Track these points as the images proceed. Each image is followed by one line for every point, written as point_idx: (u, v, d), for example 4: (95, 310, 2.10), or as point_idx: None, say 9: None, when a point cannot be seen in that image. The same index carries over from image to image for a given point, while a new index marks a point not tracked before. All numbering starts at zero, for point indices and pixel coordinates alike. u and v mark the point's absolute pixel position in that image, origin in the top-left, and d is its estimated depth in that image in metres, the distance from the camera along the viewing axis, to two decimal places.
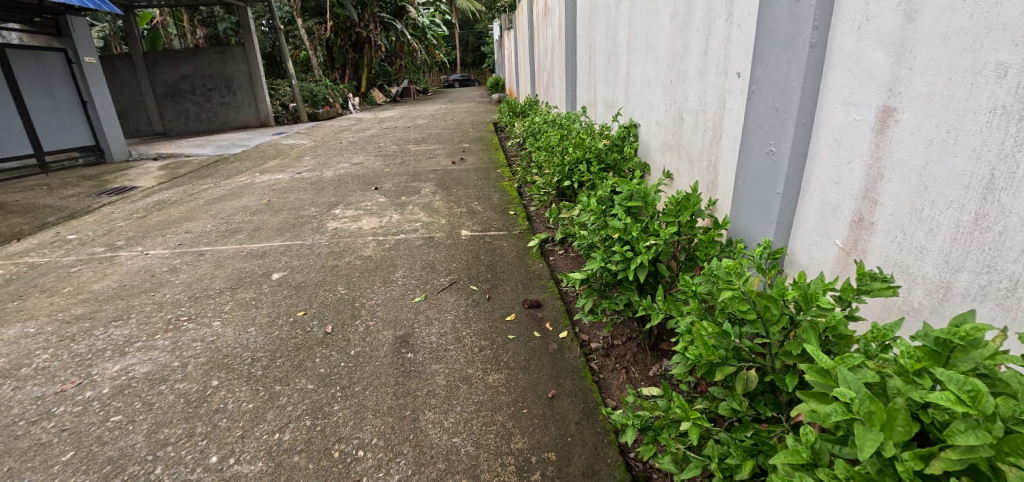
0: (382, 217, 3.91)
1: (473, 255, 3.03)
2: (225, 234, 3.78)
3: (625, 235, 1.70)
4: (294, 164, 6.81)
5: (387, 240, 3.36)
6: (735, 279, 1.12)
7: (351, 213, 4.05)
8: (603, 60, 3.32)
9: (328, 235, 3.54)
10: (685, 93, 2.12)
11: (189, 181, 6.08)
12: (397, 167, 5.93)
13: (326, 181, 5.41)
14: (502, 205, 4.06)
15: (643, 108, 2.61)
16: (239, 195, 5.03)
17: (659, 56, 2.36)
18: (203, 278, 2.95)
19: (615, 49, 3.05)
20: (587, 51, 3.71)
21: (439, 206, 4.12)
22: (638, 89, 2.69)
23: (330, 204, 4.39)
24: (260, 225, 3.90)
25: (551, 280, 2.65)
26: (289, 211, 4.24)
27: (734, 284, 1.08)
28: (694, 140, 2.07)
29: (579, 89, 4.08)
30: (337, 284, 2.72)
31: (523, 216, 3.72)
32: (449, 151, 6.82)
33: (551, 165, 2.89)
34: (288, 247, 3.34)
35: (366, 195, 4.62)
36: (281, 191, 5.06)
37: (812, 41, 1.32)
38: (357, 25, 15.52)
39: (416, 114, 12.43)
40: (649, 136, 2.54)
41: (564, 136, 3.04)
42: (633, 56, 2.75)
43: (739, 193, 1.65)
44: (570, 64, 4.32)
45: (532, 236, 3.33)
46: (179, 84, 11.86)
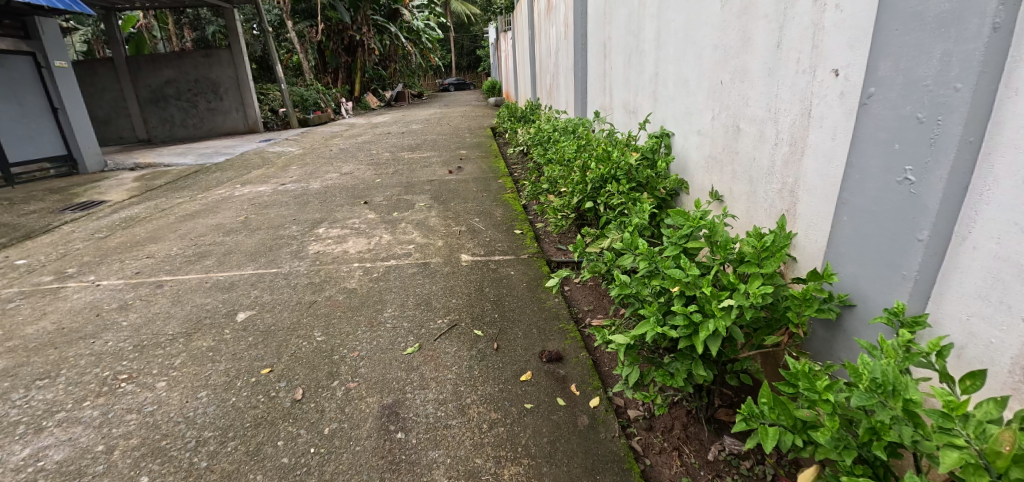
0: (371, 238, 3.47)
1: (475, 286, 2.58)
2: (191, 260, 3.34)
3: (690, 290, 1.24)
4: (279, 173, 6.36)
5: (375, 267, 2.92)
6: (952, 430, 0.86)
7: (335, 233, 3.61)
8: (623, 59, 2.89)
9: (308, 260, 3.10)
10: (743, 96, 1.68)
11: (164, 194, 5.62)
12: (389, 177, 5.49)
13: (311, 193, 4.97)
14: (506, 222, 3.62)
15: (679, 114, 2.17)
16: (215, 211, 4.57)
17: (702, 51, 1.93)
18: (156, 320, 2.51)
19: (638, 45, 2.62)
20: (602, 50, 3.28)
21: (435, 224, 3.68)
22: (671, 92, 2.25)
23: (313, 221, 3.94)
24: (232, 249, 3.46)
25: (572, 323, 2.20)
26: (267, 230, 3.79)
27: (967, 445, 0.82)
28: (756, 156, 1.63)
29: (592, 94, 3.65)
30: (312, 327, 2.27)
31: (531, 236, 3.28)
32: (445, 159, 6.39)
33: (567, 182, 2.45)
34: (260, 277, 2.90)
35: (354, 210, 4.18)
36: (261, 205, 4.61)
37: (994, 22, 0.88)
38: (349, 27, 15.11)
39: (411, 119, 12.01)
40: (688, 148, 2.10)
41: (581, 149, 2.59)
42: (663, 52, 2.31)
43: (844, 232, 1.21)
44: (579, 64, 3.89)
45: (543, 261, 2.89)
46: (162, 90, 11.37)
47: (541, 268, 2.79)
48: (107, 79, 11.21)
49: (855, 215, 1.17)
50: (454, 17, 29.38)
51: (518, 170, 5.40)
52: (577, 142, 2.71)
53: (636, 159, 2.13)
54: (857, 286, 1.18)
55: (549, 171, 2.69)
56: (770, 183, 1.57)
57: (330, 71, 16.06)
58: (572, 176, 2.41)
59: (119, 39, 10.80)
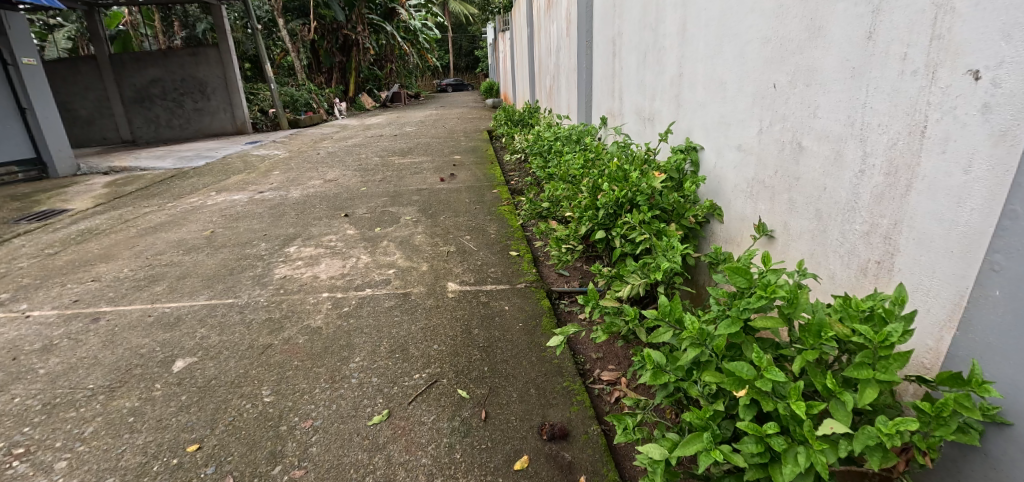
0: (347, 260, 3.05)
1: (462, 326, 2.17)
2: (141, 285, 2.91)
3: (766, 400, 0.85)
4: (259, 179, 5.93)
5: (346, 298, 2.50)
6: None
7: (307, 253, 3.18)
8: (636, 57, 2.49)
9: (271, 289, 2.67)
10: (808, 104, 1.30)
11: (132, 202, 5.19)
12: (376, 185, 5.06)
13: (289, 203, 4.54)
14: (501, 241, 3.22)
15: (710, 125, 1.78)
16: (181, 223, 4.14)
17: (746, 47, 1.54)
18: (79, 367, 2.08)
19: (656, 40, 2.21)
20: (611, 49, 2.87)
21: (421, 242, 3.27)
22: (699, 98, 1.86)
23: (285, 238, 3.52)
24: (190, 272, 3.03)
25: (579, 380, 1.80)
26: (232, 249, 3.37)
27: None
28: (828, 183, 1.26)
29: (598, 99, 3.24)
30: (260, 383, 1.85)
31: (528, 261, 2.88)
32: (437, 164, 5.98)
33: (569, 206, 2.02)
34: (212, 310, 2.48)
35: (333, 225, 3.75)
36: (233, 216, 4.19)
37: None
38: (344, 26, 14.71)
39: (405, 121, 11.61)
40: (722, 168, 1.72)
41: (585, 166, 2.18)
42: (689, 49, 1.91)
43: (998, 317, 0.87)
44: (583, 64, 3.49)
45: (541, 291, 2.49)
46: (147, 89, 10.93)
47: (542, 302, 2.38)
48: (90, 77, 10.75)
49: (1017, 288, 0.84)
50: (452, 17, 28.93)
51: (515, 179, 4.99)
52: (579, 157, 2.29)
53: (659, 182, 1.72)
54: (1018, 395, 0.85)
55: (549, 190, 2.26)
56: (853, 222, 1.19)
57: (324, 71, 15.63)
58: (578, 198, 1.99)
59: (102, 36, 10.35)
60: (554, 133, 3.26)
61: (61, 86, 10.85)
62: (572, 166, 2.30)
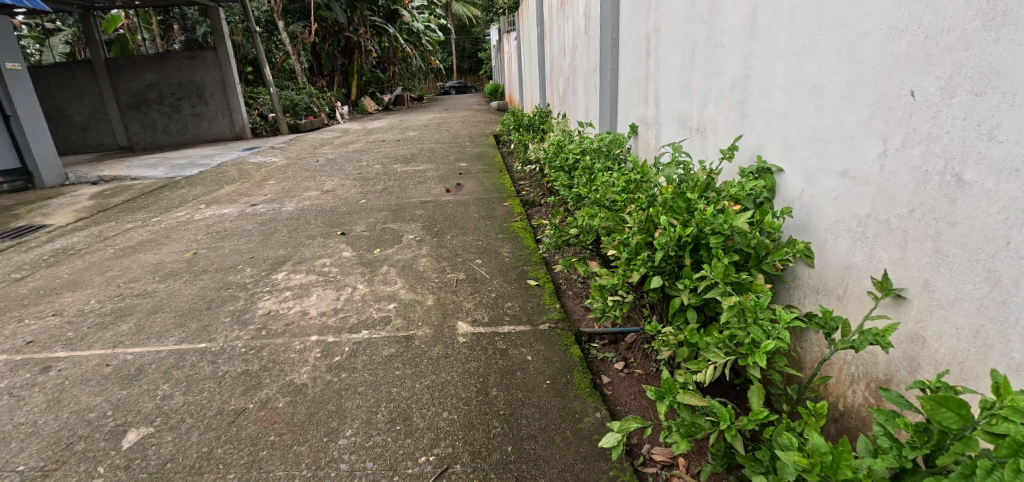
0: (341, 290, 2.66)
1: (477, 386, 1.79)
2: (105, 321, 2.55)
3: None
4: (253, 190, 5.55)
5: (338, 344, 2.11)
6: None
7: (296, 282, 2.80)
8: (681, 56, 2.12)
9: (252, 329, 2.30)
10: (980, 121, 0.92)
11: (116, 216, 4.82)
12: (377, 197, 4.69)
13: (282, 218, 4.17)
14: (516, 266, 2.84)
15: (798, 143, 1.41)
16: (162, 243, 3.78)
17: (862, 41, 1.16)
18: (13, 438, 1.73)
19: (712, 34, 1.84)
20: (645, 47, 2.49)
21: (425, 268, 2.88)
22: (779, 107, 1.49)
23: (274, 261, 3.14)
24: (163, 306, 2.66)
25: (630, 467, 1.41)
26: (213, 275, 2.99)
27: None
28: (1016, 235, 0.88)
29: (627, 105, 2.86)
30: (226, 470, 1.49)
31: (551, 294, 2.48)
32: (443, 173, 5.60)
33: (610, 242, 1.61)
34: (181, 358, 2.11)
35: (327, 245, 3.37)
36: (219, 235, 3.82)
37: None
38: (346, 28, 14.39)
39: (408, 124, 11.23)
40: (817, 199, 1.35)
41: (626, 190, 1.79)
42: (764, 45, 1.55)
43: None
44: (607, 64, 3.10)
45: (568, 335, 2.12)
46: (144, 94, 10.62)
47: (572, 350, 2.00)
48: (85, 82, 10.45)
49: None
50: (455, 19, 28.58)
51: (527, 190, 4.60)
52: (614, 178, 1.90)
53: (741, 218, 1.32)
54: None
55: (579, 218, 1.85)
56: None
57: (325, 74, 15.29)
58: (621, 231, 1.58)
59: (97, 40, 10.03)
60: (577, 143, 2.86)
61: (56, 91, 10.54)
62: (606, 187, 1.90)
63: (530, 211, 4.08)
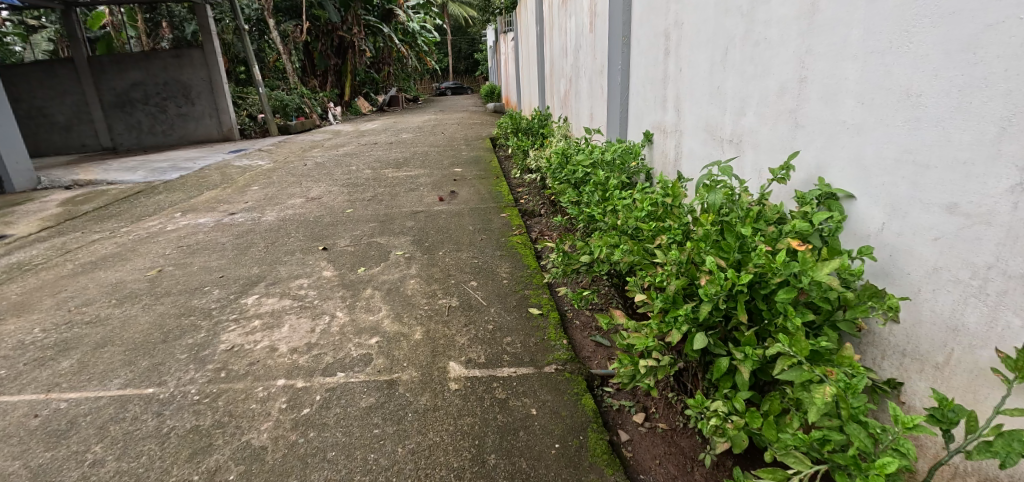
0: (317, 319, 2.34)
1: (472, 452, 1.50)
2: (44, 356, 2.22)
3: None
4: (234, 196, 5.22)
5: (308, 390, 1.80)
6: None
7: (267, 308, 2.48)
8: (708, 52, 1.83)
9: (210, 370, 1.98)
10: None
11: (83, 226, 4.49)
12: (365, 206, 4.37)
13: (261, 230, 3.85)
14: (516, 290, 2.53)
15: (879, 164, 1.15)
16: (127, 258, 3.45)
17: (987, 36, 0.92)
18: None
19: (751, 29, 1.56)
20: (663, 44, 2.20)
21: (414, 291, 2.57)
22: (848, 118, 1.22)
23: (245, 283, 2.82)
24: (115, 337, 2.34)
25: None
26: (176, 300, 2.67)
27: None
28: None
29: (639, 110, 2.56)
30: None
31: (557, 327, 2.16)
32: (436, 179, 5.30)
33: (637, 281, 1.32)
34: (123, 407, 1.79)
35: (306, 263, 3.05)
36: (190, 249, 3.49)
37: None
38: (339, 27, 14.07)
39: (402, 126, 10.91)
40: (907, 236, 1.09)
41: (651, 215, 1.50)
42: (825, 42, 1.27)
43: None
44: (615, 63, 2.80)
45: (578, 379, 1.82)
46: (129, 93, 10.25)
47: (584, 402, 1.69)
48: (66, 81, 10.06)
49: None
50: (450, 19, 28.26)
51: (526, 199, 4.32)
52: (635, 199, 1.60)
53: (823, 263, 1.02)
54: None
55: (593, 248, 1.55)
56: None
57: (318, 74, 14.96)
58: (652, 270, 1.28)
59: (79, 37, 9.63)
60: (584, 153, 2.55)
61: (36, 90, 10.15)
62: (625, 209, 1.61)
63: (530, 223, 3.78)
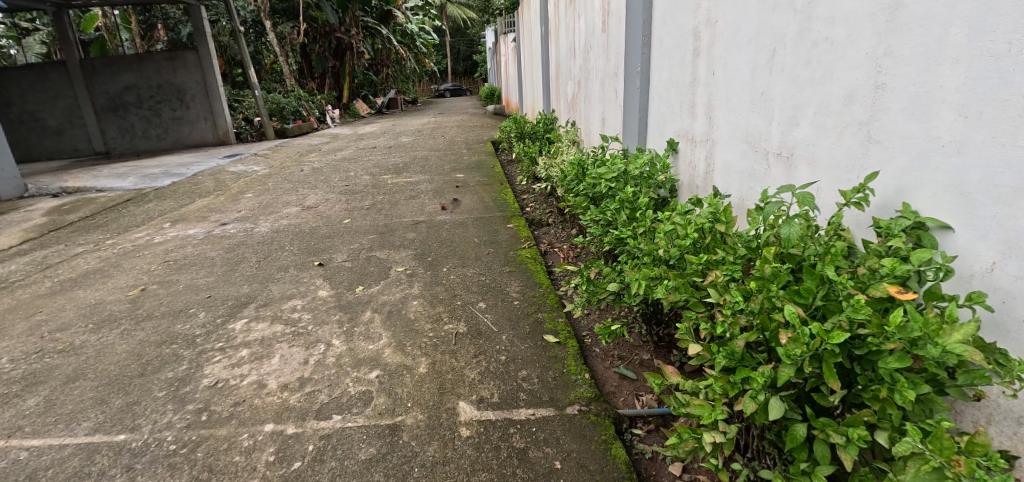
0: (311, 348, 2.13)
1: None
2: (10, 393, 2.02)
3: None
4: (226, 204, 5.01)
5: (300, 439, 1.61)
6: None
7: (256, 335, 2.27)
8: (751, 52, 1.62)
9: (190, 412, 1.79)
10: None
11: (68, 237, 4.28)
12: (363, 216, 4.16)
13: (254, 242, 3.65)
14: (528, 313, 2.32)
15: (990, 194, 0.95)
16: (109, 275, 3.25)
17: None
18: None
19: (808, 26, 1.35)
20: (692, 44, 1.99)
21: (417, 314, 2.36)
22: (945, 135, 1.01)
23: (234, 304, 2.62)
24: (89, 370, 2.14)
25: None
26: (158, 325, 2.47)
27: None
28: None
29: (663, 115, 2.35)
30: None
31: (577, 358, 1.95)
32: (438, 185, 5.09)
33: (690, 328, 1.12)
34: (91, 460, 1.61)
35: (300, 281, 2.85)
36: (177, 265, 3.29)
37: None
38: (337, 29, 13.86)
39: (402, 129, 10.71)
40: None
41: (697, 244, 1.30)
42: (912, 43, 1.07)
43: None
44: (633, 64, 2.59)
45: (608, 423, 1.61)
46: (122, 96, 10.03)
47: (615, 453, 1.48)
48: (58, 84, 9.85)
49: None
50: (449, 21, 28.05)
51: (533, 208, 4.11)
52: (676, 223, 1.41)
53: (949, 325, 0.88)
54: None
55: (631, 280, 1.35)
56: None
57: (316, 77, 14.78)
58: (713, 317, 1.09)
59: (71, 39, 9.41)
60: (603, 163, 2.34)
61: (27, 93, 9.94)
62: (664, 235, 1.42)
63: (538, 235, 3.57)
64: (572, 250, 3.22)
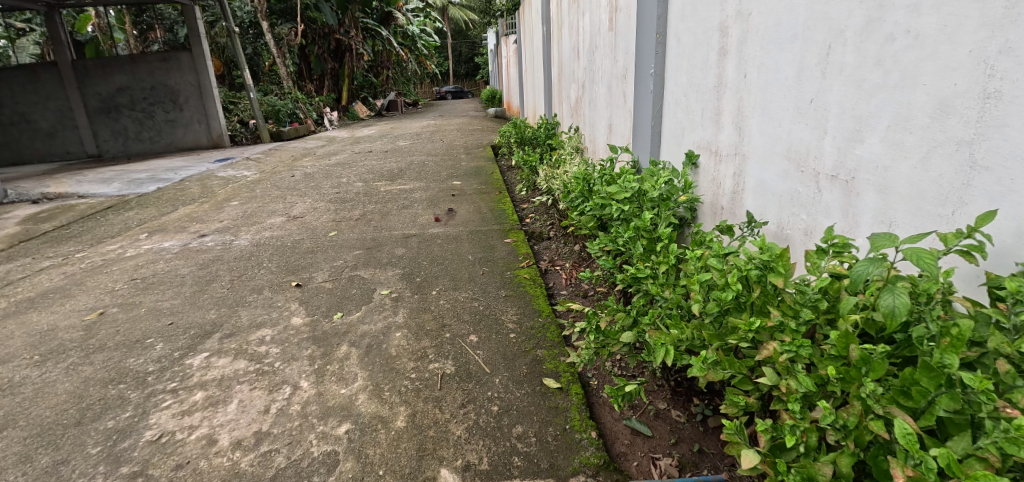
0: (273, 392, 1.84)
1: None
2: None
3: None
4: (209, 214, 4.73)
5: None
6: None
7: (214, 374, 1.98)
8: (796, 49, 1.35)
9: (123, 477, 1.52)
10: None
11: (37, 249, 4.01)
12: (351, 228, 3.87)
13: (230, 257, 3.36)
14: (525, 350, 2.03)
15: None
16: (68, 294, 2.96)
17: None
18: None
19: (879, 16, 1.10)
20: (718, 41, 1.72)
21: (400, 349, 2.08)
22: None
23: (196, 334, 2.33)
24: (20, 416, 1.85)
25: None
26: (109, 358, 2.18)
27: None
28: None
29: (681, 124, 2.06)
30: None
31: (582, 410, 1.67)
32: (433, 193, 4.81)
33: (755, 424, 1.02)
34: None
35: (274, 305, 2.56)
36: (143, 284, 3.00)
37: None
38: (336, 30, 13.62)
39: (400, 132, 10.44)
40: None
41: (745, 302, 1.14)
42: None
43: None
44: (644, 64, 2.30)
45: None
46: (114, 98, 9.77)
47: None
48: (48, 85, 9.60)
49: None
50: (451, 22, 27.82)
51: (532, 219, 3.83)
52: (713, 271, 1.23)
53: None
54: None
55: (657, 344, 1.22)
56: None
57: (315, 79, 14.53)
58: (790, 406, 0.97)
59: (62, 39, 9.15)
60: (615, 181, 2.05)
61: (17, 95, 9.69)
62: (699, 285, 1.26)
63: (538, 250, 3.29)
64: (574, 269, 2.94)
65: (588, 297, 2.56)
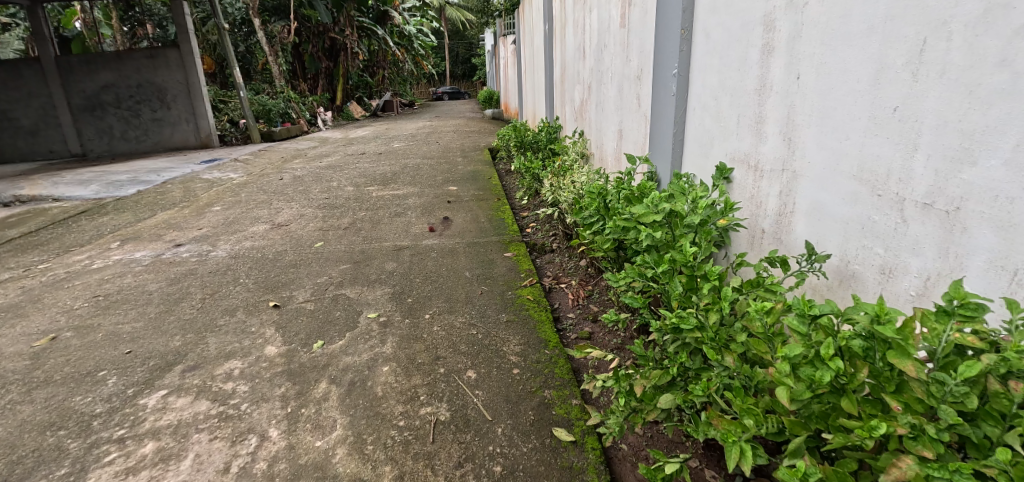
0: (237, 444, 1.58)
1: None
2: None
3: None
4: (189, 220, 4.44)
5: None
6: None
7: (170, 419, 1.72)
8: (874, 44, 1.09)
9: None
10: None
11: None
12: (338, 238, 3.60)
13: (205, 271, 3.08)
14: (530, 390, 1.77)
15: None
16: (21, 313, 2.67)
17: None
18: None
19: (1004, 2, 0.85)
20: (761, 36, 1.46)
21: (386, 388, 1.81)
22: None
23: (155, 366, 2.05)
24: None
25: None
26: (52, 396, 1.90)
27: None
28: None
29: (709, 132, 1.80)
30: None
31: (600, 472, 1.42)
32: (427, 200, 4.54)
33: None
34: None
35: (247, 330, 2.29)
36: (105, 302, 2.71)
37: None
38: (331, 29, 13.34)
39: (395, 133, 10.17)
40: None
41: (864, 399, 0.90)
42: None
43: None
44: (665, 62, 2.04)
45: None
46: (99, 96, 9.44)
47: None
48: (31, 82, 9.27)
49: None
50: (448, 23, 27.59)
51: (533, 230, 3.57)
52: (801, 340, 0.97)
53: None
54: None
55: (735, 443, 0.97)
56: None
57: (309, 78, 14.23)
58: None
59: (45, 35, 8.83)
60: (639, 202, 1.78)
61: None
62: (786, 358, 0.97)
63: (540, 265, 3.03)
64: (582, 288, 2.67)
65: (597, 322, 2.31)
